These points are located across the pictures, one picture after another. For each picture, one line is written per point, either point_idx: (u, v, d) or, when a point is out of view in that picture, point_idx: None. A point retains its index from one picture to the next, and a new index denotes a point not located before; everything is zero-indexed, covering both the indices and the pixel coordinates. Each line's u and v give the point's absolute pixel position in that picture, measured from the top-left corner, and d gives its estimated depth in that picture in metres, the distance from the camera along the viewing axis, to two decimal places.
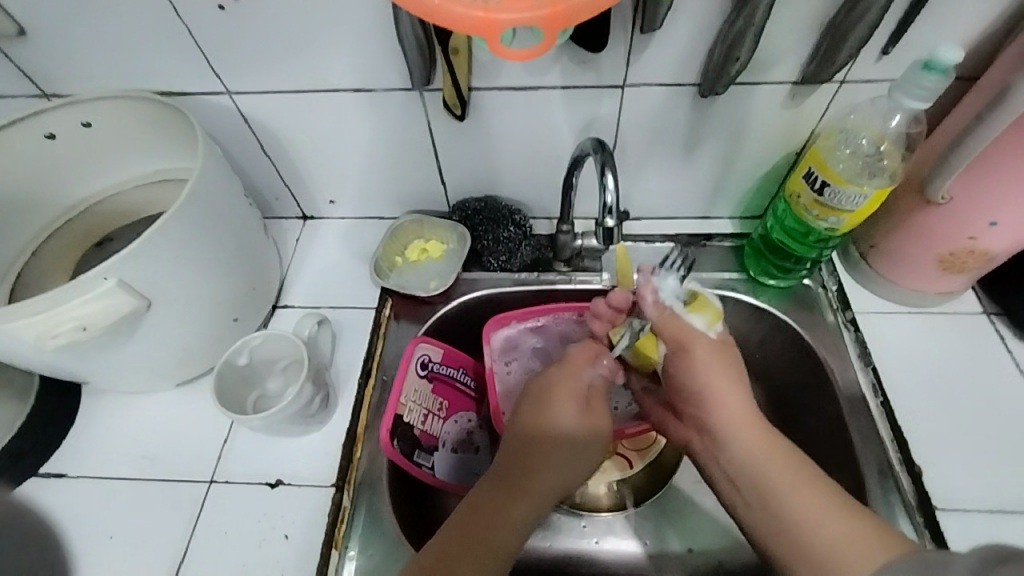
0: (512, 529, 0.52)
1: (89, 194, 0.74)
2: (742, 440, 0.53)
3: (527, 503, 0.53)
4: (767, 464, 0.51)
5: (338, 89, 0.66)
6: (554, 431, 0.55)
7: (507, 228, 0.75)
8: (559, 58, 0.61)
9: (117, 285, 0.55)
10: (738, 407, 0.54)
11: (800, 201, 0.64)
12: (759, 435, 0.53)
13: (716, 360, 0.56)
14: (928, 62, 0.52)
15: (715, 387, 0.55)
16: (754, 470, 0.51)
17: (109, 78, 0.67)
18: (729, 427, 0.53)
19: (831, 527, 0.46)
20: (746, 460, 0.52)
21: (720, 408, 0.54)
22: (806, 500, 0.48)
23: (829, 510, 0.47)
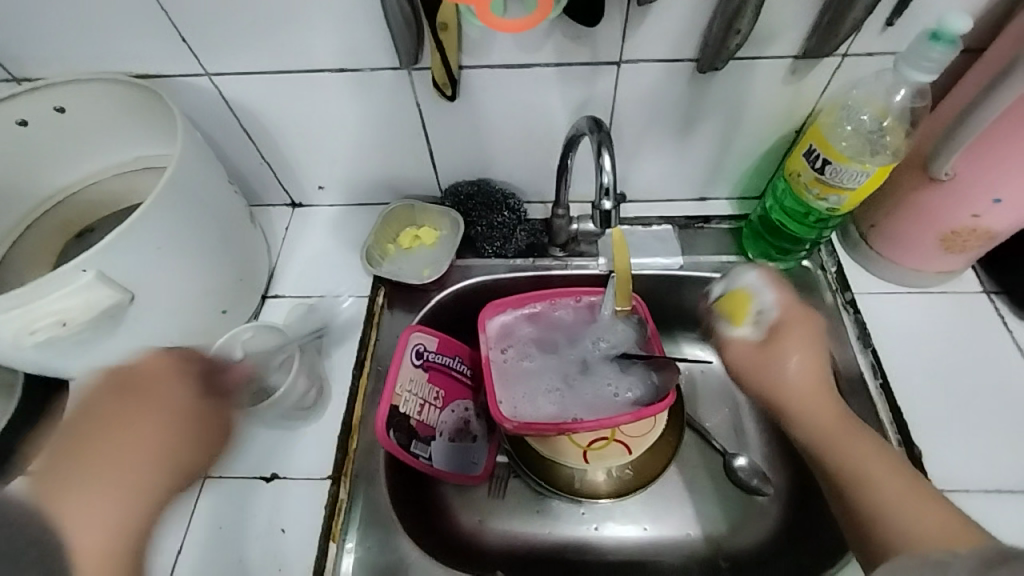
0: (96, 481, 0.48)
1: (67, 184, 0.71)
2: (817, 422, 0.52)
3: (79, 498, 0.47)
4: (857, 450, 0.50)
5: (322, 68, 0.63)
6: (158, 397, 0.55)
7: (501, 213, 0.74)
8: (553, 32, 0.58)
9: (95, 278, 0.53)
10: (816, 388, 0.53)
11: (800, 179, 0.63)
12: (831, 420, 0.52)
13: (797, 344, 0.55)
14: (936, 32, 0.51)
15: (782, 366, 0.54)
16: (840, 455, 0.50)
17: (83, 60, 0.64)
18: (800, 407, 0.53)
19: (929, 519, 0.44)
20: (829, 444, 0.51)
21: (798, 391, 0.53)
22: (898, 485, 0.47)
23: (908, 493, 0.46)
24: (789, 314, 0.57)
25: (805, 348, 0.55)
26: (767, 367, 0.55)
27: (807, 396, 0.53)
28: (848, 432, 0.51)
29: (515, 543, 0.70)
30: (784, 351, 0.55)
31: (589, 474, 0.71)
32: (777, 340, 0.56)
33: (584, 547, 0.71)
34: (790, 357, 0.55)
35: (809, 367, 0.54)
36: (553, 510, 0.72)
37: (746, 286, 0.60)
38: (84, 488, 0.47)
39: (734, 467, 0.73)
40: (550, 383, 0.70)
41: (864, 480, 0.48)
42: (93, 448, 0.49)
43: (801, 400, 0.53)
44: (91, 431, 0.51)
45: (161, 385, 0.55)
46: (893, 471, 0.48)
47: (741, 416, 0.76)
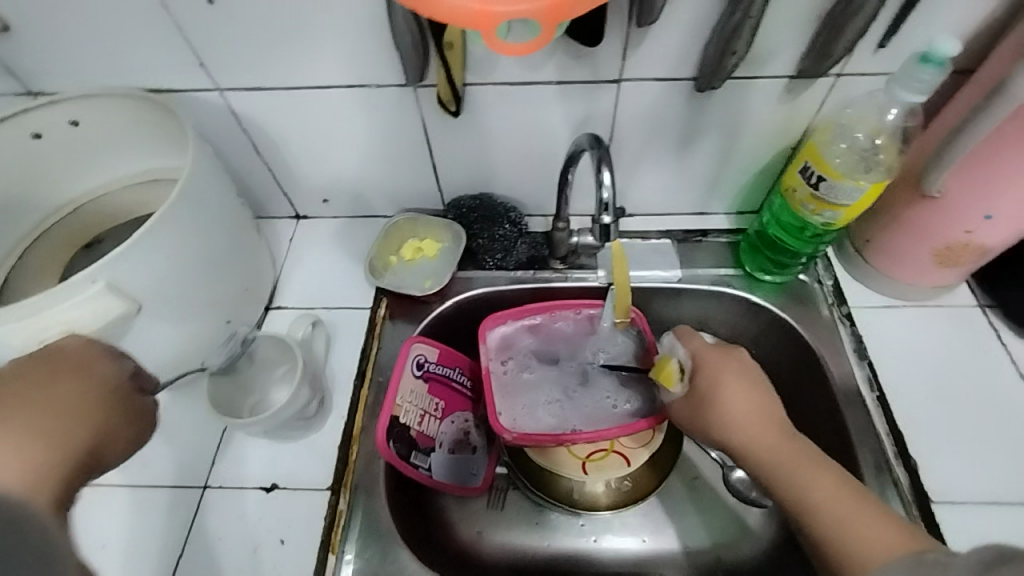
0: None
1: (79, 195, 0.72)
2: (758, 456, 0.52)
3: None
4: (800, 475, 0.49)
5: (330, 84, 0.65)
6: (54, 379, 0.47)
7: (503, 226, 0.75)
8: (555, 51, 0.60)
9: (105, 288, 0.54)
10: (752, 421, 0.54)
11: (795, 195, 0.64)
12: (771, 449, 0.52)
13: (727, 379, 0.57)
14: (925, 55, 0.52)
15: (714, 407, 0.56)
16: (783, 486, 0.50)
17: (96, 75, 0.65)
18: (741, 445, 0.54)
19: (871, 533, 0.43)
20: (770, 474, 0.51)
21: (735, 429, 0.54)
22: (838, 502, 0.46)
23: (845, 507, 0.46)
24: (707, 354, 0.59)
25: (733, 384, 0.56)
26: (704, 413, 0.56)
27: (740, 433, 0.54)
28: (788, 459, 0.51)
29: (515, 556, 0.70)
30: (716, 393, 0.56)
31: (588, 486, 0.70)
32: (704, 382, 0.58)
33: (583, 560, 0.70)
34: (719, 397, 0.56)
35: (738, 401, 0.55)
36: (552, 522, 0.72)
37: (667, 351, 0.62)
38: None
39: (732, 479, 0.73)
40: (550, 395, 0.71)
41: (810, 510, 0.47)
42: None
43: (736, 436, 0.54)
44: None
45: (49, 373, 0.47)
46: (837, 492, 0.47)
47: None
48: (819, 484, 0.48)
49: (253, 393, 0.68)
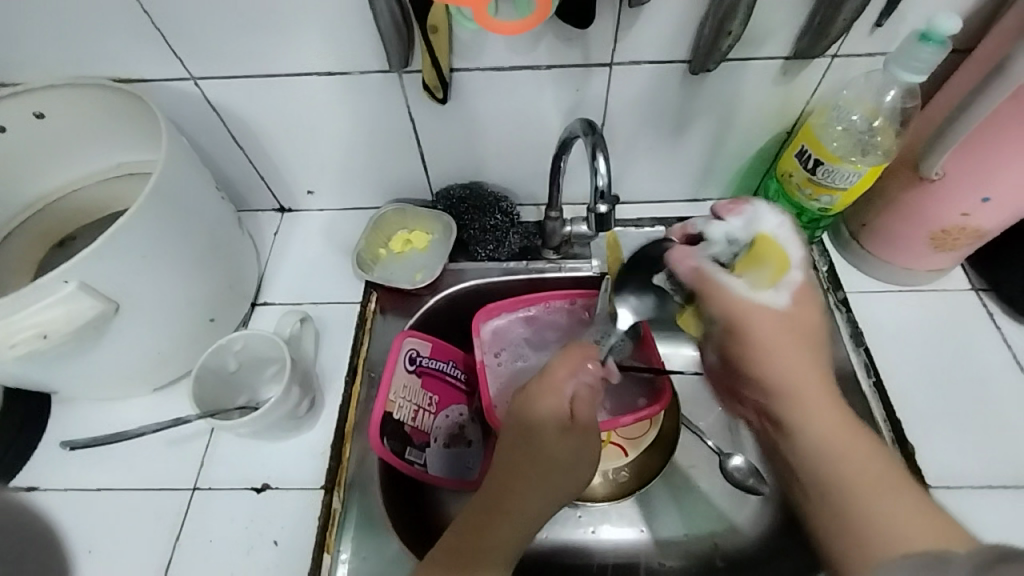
0: (524, 511, 0.57)
1: (46, 191, 0.69)
2: (812, 412, 0.47)
3: (494, 521, 0.57)
4: (846, 446, 0.46)
5: (310, 71, 0.62)
6: (536, 426, 0.59)
7: (493, 216, 0.73)
8: (544, 33, 0.58)
9: (78, 288, 0.52)
10: (813, 371, 0.49)
11: (792, 180, 0.63)
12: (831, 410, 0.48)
13: (803, 319, 0.49)
14: (926, 32, 0.51)
15: (784, 347, 0.48)
16: (824, 454, 0.46)
17: (61, 64, 0.62)
18: (794, 387, 0.48)
19: (912, 520, 0.42)
20: (819, 443, 0.46)
21: (790, 372, 0.48)
22: (886, 486, 0.44)
23: (899, 495, 0.43)
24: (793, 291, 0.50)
25: (808, 327, 0.50)
26: (768, 347, 0.48)
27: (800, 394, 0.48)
28: (843, 419, 0.47)
29: None
30: (787, 324, 0.49)
31: None
32: (781, 313, 0.49)
33: (581, 551, 0.70)
34: (788, 347, 0.49)
35: (806, 345, 0.49)
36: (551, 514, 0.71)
37: (778, 233, 0.52)
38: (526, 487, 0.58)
39: (729, 467, 0.73)
40: None
41: (858, 485, 0.44)
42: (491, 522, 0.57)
43: (789, 384, 0.48)
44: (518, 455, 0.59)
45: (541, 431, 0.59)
46: (889, 475, 0.44)
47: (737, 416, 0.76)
48: (863, 458, 0.45)
49: (243, 393, 0.68)
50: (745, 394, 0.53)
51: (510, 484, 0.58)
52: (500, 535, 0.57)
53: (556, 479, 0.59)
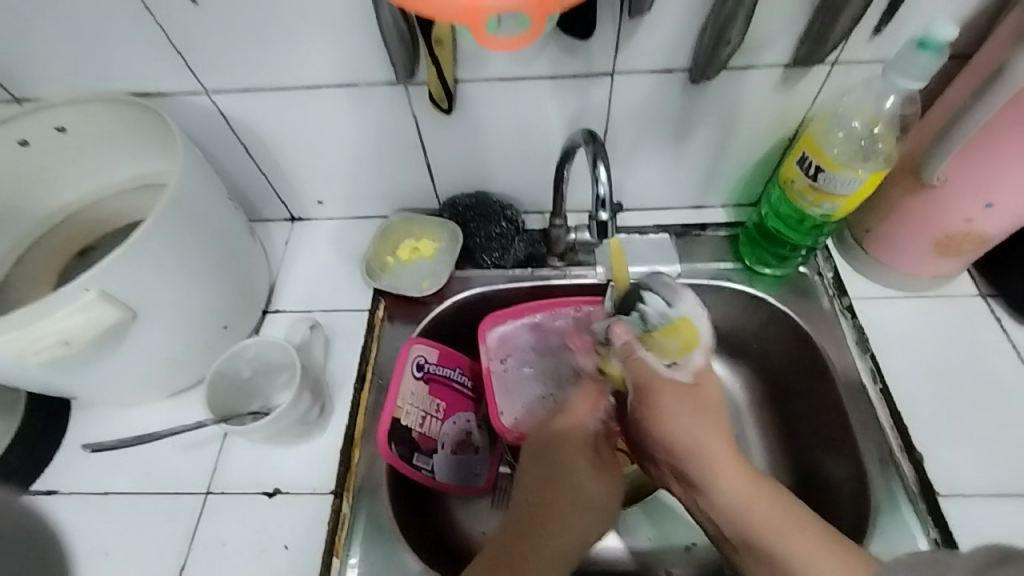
0: (559, 549, 0.53)
1: (67, 203, 0.72)
2: (728, 486, 0.51)
3: (525, 558, 0.52)
4: (757, 506, 0.50)
5: (320, 84, 0.64)
6: (562, 448, 0.56)
7: (499, 224, 0.75)
8: (547, 45, 0.59)
9: (98, 296, 0.53)
10: (721, 452, 0.52)
11: (793, 186, 0.63)
12: (741, 479, 0.51)
13: (701, 406, 0.53)
14: (923, 40, 0.52)
15: (701, 435, 0.52)
16: (737, 518, 0.51)
17: (83, 80, 0.65)
18: (707, 476, 0.52)
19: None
20: (731, 506, 0.51)
21: (702, 460, 0.52)
22: (803, 541, 0.48)
23: (817, 546, 0.48)
24: (659, 386, 0.54)
25: (705, 412, 0.53)
26: (685, 438, 0.52)
27: (708, 468, 0.52)
28: (749, 479, 0.52)
29: None
30: (684, 412, 0.53)
31: None
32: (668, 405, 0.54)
33: (588, 559, 0.70)
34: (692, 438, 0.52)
35: (711, 427, 0.53)
36: None
37: (693, 318, 0.57)
38: (558, 523, 0.54)
39: None
40: (548, 390, 0.70)
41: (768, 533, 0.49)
42: (524, 559, 0.52)
43: (701, 469, 0.52)
44: (547, 490, 0.55)
45: (573, 459, 0.56)
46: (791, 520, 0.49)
47: (742, 423, 0.77)
48: (768, 514, 0.50)
49: (256, 399, 0.69)
50: (660, 467, 0.57)
51: (545, 523, 0.54)
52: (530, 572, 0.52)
53: (585, 513, 0.55)
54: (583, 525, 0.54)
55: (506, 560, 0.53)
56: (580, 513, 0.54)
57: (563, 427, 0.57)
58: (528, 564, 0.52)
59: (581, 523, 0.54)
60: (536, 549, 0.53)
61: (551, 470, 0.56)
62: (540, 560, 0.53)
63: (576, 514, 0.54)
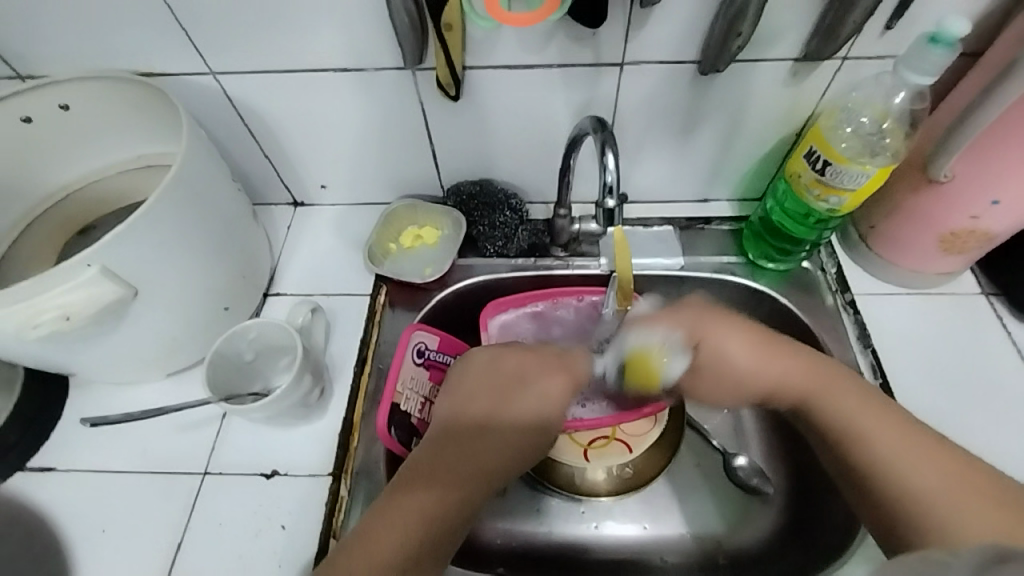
0: (459, 479, 0.50)
1: (69, 182, 0.71)
2: (812, 393, 0.54)
3: (420, 473, 0.50)
4: (860, 412, 0.52)
5: (327, 67, 0.64)
6: (509, 377, 0.55)
7: (503, 213, 0.74)
8: (556, 32, 0.59)
9: (100, 272, 0.53)
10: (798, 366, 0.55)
11: (800, 180, 0.63)
12: (838, 385, 0.54)
13: (748, 329, 0.57)
14: (935, 35, 0.51)
15: (765, 358, 0.56)
16: (836, 425, 0.52)
17: (88, 58, 0.64)
18: (789, 384, 0.55)
19: (935, 479, 0.47)
20: (831, 417, 0.52)
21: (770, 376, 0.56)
22: (907, 447, 0.49)
23: (912, 449, 0.49)
24: (702, 328, 0.58)
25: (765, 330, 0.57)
26: (744, 365, 0.56)
27: (805, 385, 0.54)
28: (836, 385, 0.54)
29: (513, 543, 0.70)
30: (735, 333, 0.57)
31: (588, 472, 0.71)
32: (708, 344, 0.57)
33: (585, 548, 0.70)
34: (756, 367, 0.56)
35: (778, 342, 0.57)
36: (552, 509, 0.72)
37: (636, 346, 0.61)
38: (466, 448, 0.51)
39: (734, 466, 0.73)
40: None
41: (867, 439, 0.50)
42: (428, 474, 0.50)
43: (772, 381, 0.55)
44: (471, 416, 0.53)
45: (514, 396, 0.54)
46: (891, 425, 0.50)
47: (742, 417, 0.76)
48: (864, 417, 0.51)
49: (257, 380, 0.68)
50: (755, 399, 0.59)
51: (458, 440, 0.52)
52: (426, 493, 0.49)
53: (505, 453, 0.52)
54: (504, 455, 0.52)
55: (418, 472, 0.50)
56: (507, 449, 0.52)
57: (517, 362, 0.56)
58: (427, 482, 0.50)
59: (496, 458, 0.51)
60: (436, 467, 0.50)
61: (485, 397, 0.54)
62: (438, 479, 0.50)
63: (493, 449, 0.52)
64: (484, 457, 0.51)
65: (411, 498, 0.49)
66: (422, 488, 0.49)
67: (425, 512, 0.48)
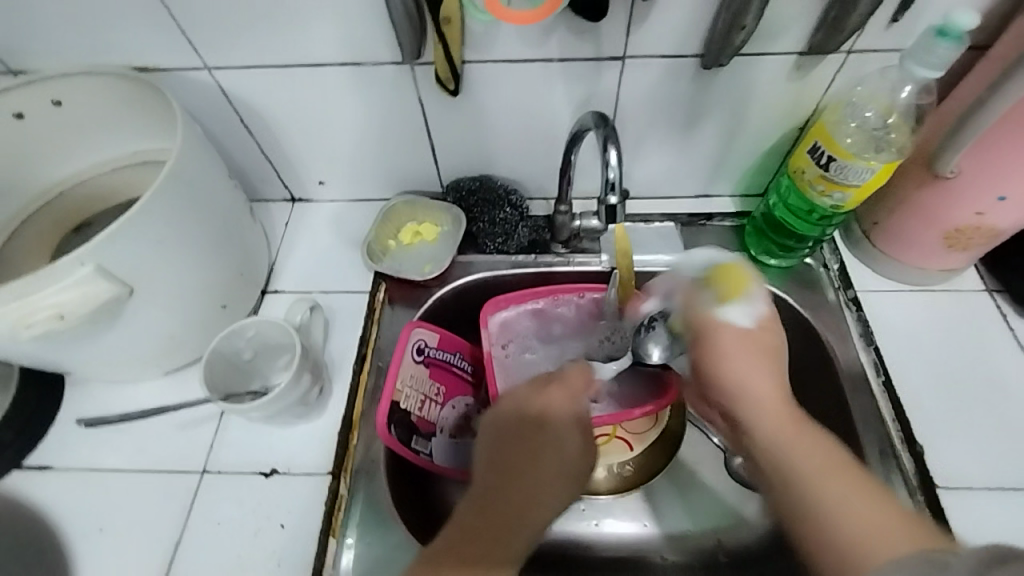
0: (528, 516, 0.52)
1: (64, 178, 0.70)
2: (775, 419, 0.49)
3: (490, 520, 0.51)
4: (812, 449, 0.46)
5: (324, 62, 0.63)
6: (547, 416, 0.56)
7: (503, 209, 0.74)
8: (557, 26, 0.58)
9: (94, 271, 0.53)
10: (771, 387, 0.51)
11: (804, 176, 0.62)
12: (799, 421, 0.49)
13: (764, 338, 0.53)
14: (943, 28, 0.51)
15: (747, 365, 0.52)
16: (782, 454, 0.47)
17: (80, 52, 0.63)
18: (756, 401, 0.50)
19: (873, 525, 0.41)
20: (779, 445, 0.48)
21: (745, 385, 0.51)
22: (854, 491, 0.43)
23: (859, 497, 0.43)
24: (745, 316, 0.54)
25: (767, 343, 0.53)
26: (732, 368, 0.52)
27: (764, 405, 0.50)
28: (796, 421, 0.49)
29: None
30: (746, 329, 0.53)
31: None
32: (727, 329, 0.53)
33: (585, 545, 0.70)
34: (751, 389, 0.51)
35: (764, 358, 0.52)
36: None
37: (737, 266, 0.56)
38: (525, 489, 0.53)
39: (734, 465, 0.72)
40: None
41: (813, 475, 0.45)
42: (492, 517, 0.51)
43: (745, 396, 0.51)
44: (515, 458, 0.54)
45: (555, 433, 0.55)
46: (843, 470, 0.45)
47: None
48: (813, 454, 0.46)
49: (256, 378, 0.68)
50: (714, 406, 0.55)
51: (514, 477, 0.53)
52: (502, 534, 0.51)
53: (560, 484, 0.55)
54: (557, 489, 0.54)
55: (482, 515, 0.51)
56: (559, 481, 0.54)
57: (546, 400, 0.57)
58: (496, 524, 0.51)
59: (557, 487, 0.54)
60: (500, 510, 0.52)
61: (525, 437, 0.55)
62: (506, 519, 0.51)
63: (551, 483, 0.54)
64: (543, 493, 0.53)
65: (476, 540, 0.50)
66: (482, 531, 0.50)
67: (509, 549, 0.50)
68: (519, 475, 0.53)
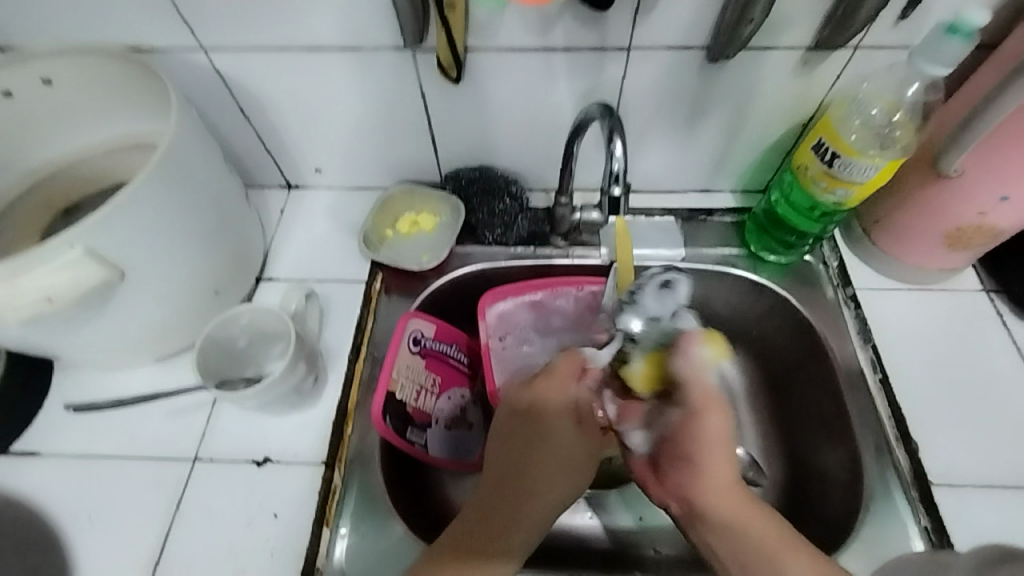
0: (539, 499, 0.54)
1: (53, 159, 0.69)
2: (726, 507, 0.48)
3: (505, 511, 0.53)
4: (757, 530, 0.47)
5: (323, 45, 0.61)
6: (550, 405, 0.56)
7: (502, 200, 0.73)
8: (562, 13, 0.57)
9: (83, 254, 0.51)
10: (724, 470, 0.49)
11: (807, 172, 0.62)
12: (745, 503, 0.49)
13: (722, 420, 0.49)
14: (952, 25, 0.50)
15: (712, 456, 0.48)
16: (732, 535, 0.48)
17: (71, 29, 0.61)
18: (709, 492, 0.49)
19: None
20: (730, 530, 0.48)
21: (703, 475, 0.49)
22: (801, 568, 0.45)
23: (810, 573, 0.45)
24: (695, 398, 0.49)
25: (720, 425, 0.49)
26: (696, 458, 0.49)
27: (713, 492, 0.49)
28: (742, 503, 0.49)
29: None
30: (700, 412, 0.48)
31: None
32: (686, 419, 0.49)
33: (578, 537, 0.70)
34: (706, 459, 0.49)
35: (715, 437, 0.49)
36: None
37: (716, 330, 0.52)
38: (538, 476, 0.55)
39: None
40: None
41: (762, 562, 0.46)
42: (506, 504, 0.54)
43: (701, 485, 0.49)
44: (519, 453, 0.55)
45: (557, 422, 0.56)
46: (788, 546, 0.47)
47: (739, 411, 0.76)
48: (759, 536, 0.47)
49: (250, 366, 0.67)
50: (661, 485, 0.53)
51: (522, 467, 0.55)
52: (514, 522, 0.53)
53: (567, 469, 0.56)
54: (564, 474, 0.56)
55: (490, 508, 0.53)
56: (566, 467, 0.56)
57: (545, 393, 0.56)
58: (510, 511, 0.53)
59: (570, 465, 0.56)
60: (512, 498, 0.54)
61: (528, 431, 0.56)
62: (517, 507, 0.54)
63: (560, 469, 0.56)
64: (553, 478, 0.55)
65: (487, 524, 0.53)
66: (491, 523, 0.53)
67: (526, 532, 0.53)
68: (524, 467, 0.55)
